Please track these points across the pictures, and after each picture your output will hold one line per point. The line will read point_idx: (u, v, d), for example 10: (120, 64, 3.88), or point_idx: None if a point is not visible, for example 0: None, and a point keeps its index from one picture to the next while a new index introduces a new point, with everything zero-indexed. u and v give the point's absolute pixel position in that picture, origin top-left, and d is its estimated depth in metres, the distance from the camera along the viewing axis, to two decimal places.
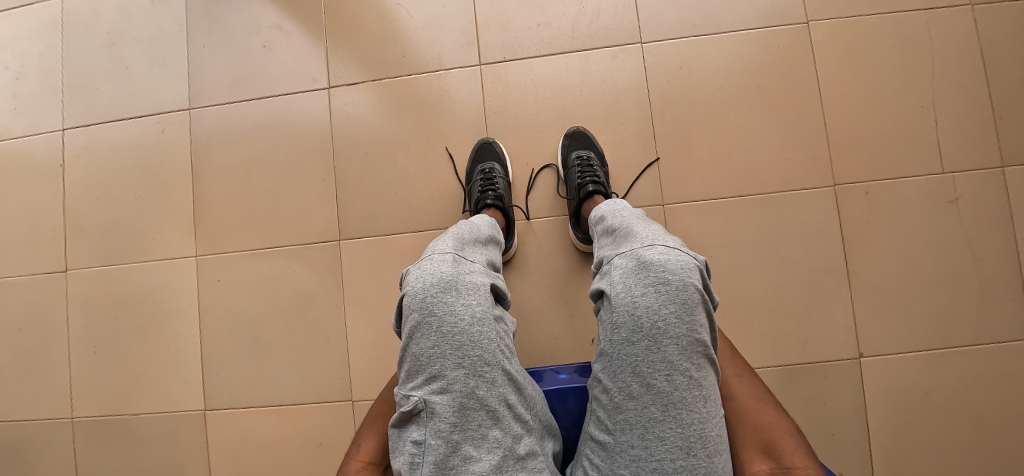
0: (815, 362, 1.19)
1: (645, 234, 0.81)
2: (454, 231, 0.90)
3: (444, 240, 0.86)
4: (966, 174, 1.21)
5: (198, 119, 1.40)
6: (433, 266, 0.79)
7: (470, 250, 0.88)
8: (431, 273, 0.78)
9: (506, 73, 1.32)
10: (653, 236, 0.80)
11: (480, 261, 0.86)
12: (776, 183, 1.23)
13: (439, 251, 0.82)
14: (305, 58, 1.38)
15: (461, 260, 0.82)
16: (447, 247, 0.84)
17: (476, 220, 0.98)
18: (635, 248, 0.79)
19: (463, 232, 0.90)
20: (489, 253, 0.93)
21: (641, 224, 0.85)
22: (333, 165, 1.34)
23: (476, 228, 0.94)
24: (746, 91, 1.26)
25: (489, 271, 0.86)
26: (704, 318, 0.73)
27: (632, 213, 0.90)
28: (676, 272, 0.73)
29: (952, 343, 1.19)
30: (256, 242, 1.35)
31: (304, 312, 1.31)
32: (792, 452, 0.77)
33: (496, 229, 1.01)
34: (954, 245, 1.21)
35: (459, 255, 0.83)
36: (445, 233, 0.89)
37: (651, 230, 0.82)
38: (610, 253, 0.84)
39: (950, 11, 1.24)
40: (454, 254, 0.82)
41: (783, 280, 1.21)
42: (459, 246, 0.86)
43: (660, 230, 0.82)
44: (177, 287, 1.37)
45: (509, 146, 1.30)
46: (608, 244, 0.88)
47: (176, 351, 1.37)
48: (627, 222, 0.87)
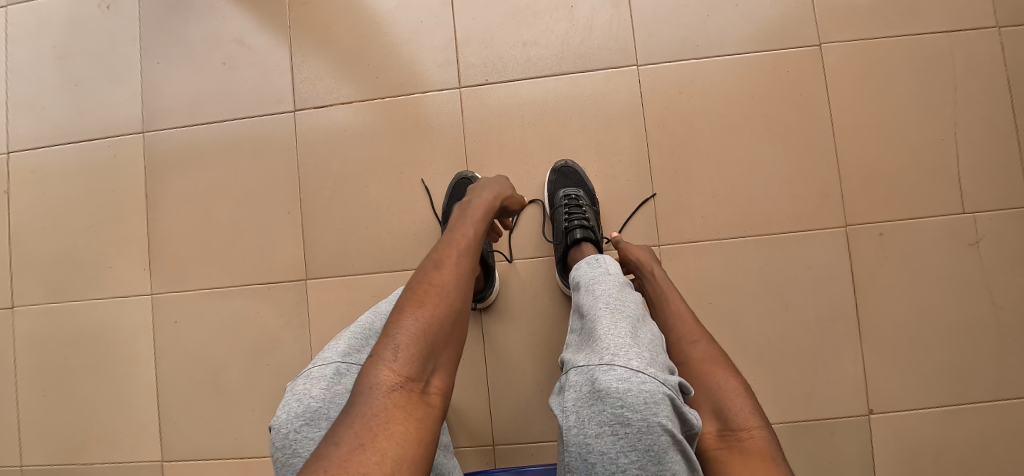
0: (821, 417, 1.09)
1: (608, 340, 0.65)
2: (358, 321, 0.80)
3: (340, 339, 0.76)
4: (989, 214, 1.11)
5: (152, 141, 1.28)
6: (309, 383, 0.69)
7: (371, 343, 0.77)
8: (302, 396, 0.68)
9: (489, 97, 1.20)
10: (615, 347, 0.64)
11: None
12: (783, 221, 1.12)
13: (322, 358, 0.73)
14: (269, 77, 1.26)
15: (346, 370, 0.71)
16: (335, 350, 0.73)
17: (401, 296, 0.88)
18: (592, 364, 0.63)
19: (367, 321, 0.79)
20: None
21: (607, 320, 0.69)
22: (299, 195, 1.23)
23: (394, 309, 0.83)
24: (752, 119, 1.14)
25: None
26: (675, 464, 0.59)
27: (602, 296, 0.74)
28: (637, 411, 0.58)
29: (970, 398, 1.09)
30: (217, 279, 1.24)
31: (268, 356, 1.21)
32: (739, 410, 0.72)
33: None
34: (974, 291, 1.11)
35: (347, 361, 0.72)
36: (348, 325, 0.79)
37: (615, 335, 0.66)
38: (570, 355, 0.69)
39: (977, 32, 1.13)
40: (336, 363, 0.71)
41: (788, 329, 1.11)
42: (354, 346, 0.75)
43: (627, 335, 0.66)
44: (131, 326, 1.26)
45: (490, 178, 1.19)
46: (572, 338, 0.73)
47: (128, 396, 1.25)
48: (593, 312, 0.71)
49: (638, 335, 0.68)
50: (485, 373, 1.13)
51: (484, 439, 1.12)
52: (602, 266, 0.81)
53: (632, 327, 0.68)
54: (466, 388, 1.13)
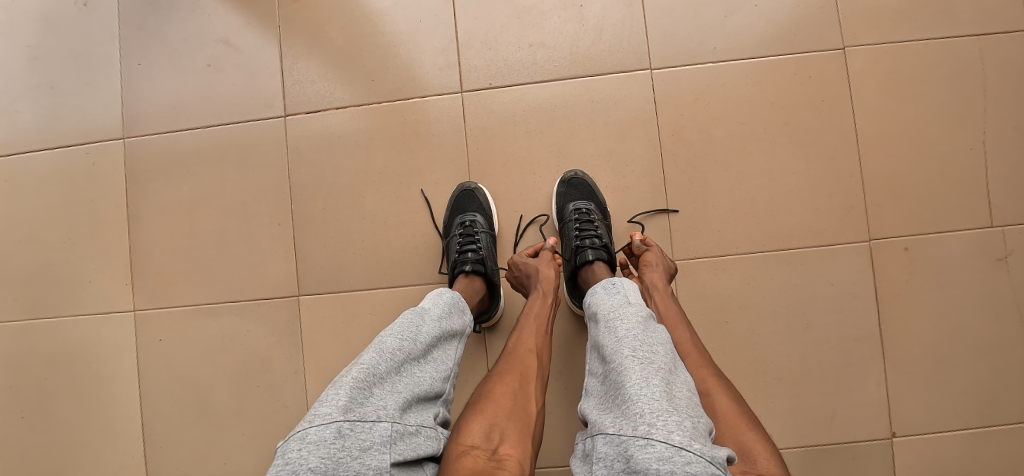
0: (843, 441, 1.04)
1: (641, 405, 0.58)
2: (362, 360, 0.66)
3: (340, 385, 0.62)
4: (1019, 227, 1.06)
5: (134, 148, 1.19)
6: (305, 452, 0.56)
7: (378, 391, 0.64)
8: (297, 469, 0.55)
9: (493, 102, 1.13)
10: (651, 415, 0.56)
11: (387, 414, 0.61)
12: (804, 235, 1.07)
13: (320, 416, 0.59)
14: (258, 79, 1.18)
15: (350, 431, 0.58)
16: (336, 406, 0.60)
17: (412, 319, 0.75)
18: (625, 436, 0.56)
19: (373, 361, 0.66)
20: (415, 378, 0.69)
21: (638, 377, 0.61)
22: (291, 206, 1.16)
23: (406, 341, 0.71)
24: (771, 127, 1.09)
25: (401, 428, 0.62)
26: None
27: (629, 344, 0.66)
28: None
29: (999, 420, 1.04)
30: (205, 294, 1.17)
31: (259, 376, 1.14)
32: (758, 451, 0.63)
33: (443, 323, 0.79)
34: (1002, 308, 1.06)
35: (351, 419, 0.59)
36: (349, 366, 0.65)
37: (650, 398, 0.58)
38: (597, 417, 0.62)
39: (1006, 36, 1.07)
40: (338, 423, 0.58)
41: (809, 349, 1.06)
42: (359, 396, 0.62)
43: (662, 398, 0.58)
44: (113, 345, 1.18)
45: (496, 189, 1.12)
46: (597, 390, 0.66)
47: (107, 420, 1.17)
48: (621, 366, 0.64)
49: (672, 395, 0.60)
50: None
51: None
52: (621, 296, 0.77)
53: (665, 385, 0.61)
54: None
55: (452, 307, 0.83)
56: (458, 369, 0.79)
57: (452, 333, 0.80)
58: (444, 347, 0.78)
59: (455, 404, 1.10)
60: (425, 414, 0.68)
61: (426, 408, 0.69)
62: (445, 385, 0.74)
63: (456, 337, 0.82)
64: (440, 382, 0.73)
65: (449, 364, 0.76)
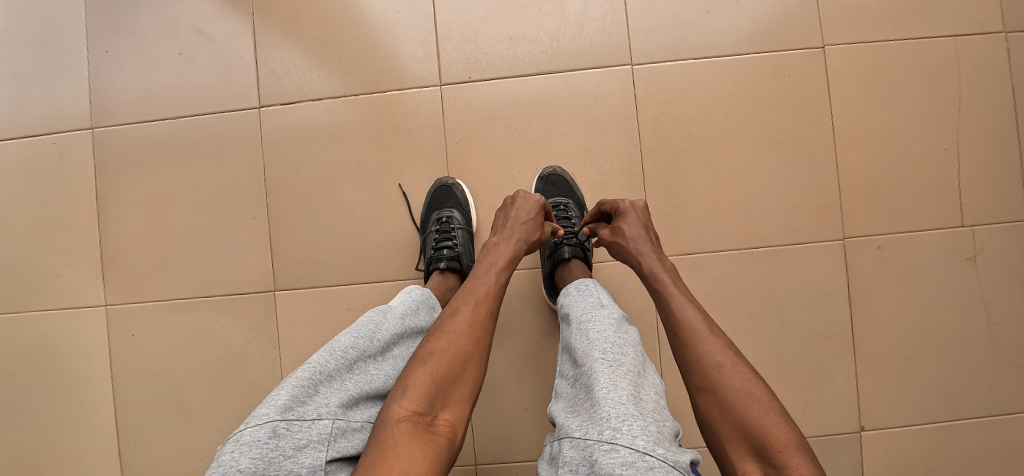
0: (812, 435, 1.06)
1: (607, 409, 0.58)
2: (312, 358, 0.66)
3: (284, 385, 0.62)
4: (987, 228, 1.08)
5: (103, 139, 1.16)
6: (239, 452, 0.57)
7: (323, 389, 0.64)
8: (228, 469, 0.56)
9: (472, 96, 1.11)
10: (617, 419, 0.57)
11: (328, 413, 0.62)
12: (780, 234, 1.08)
13: (257, 416, 0.59)
14: (231, 69, 1.15)
15: (286, 430, 0.59)
16: (274, 406, 0.60)
17: (373, 317, 0.74)
18: (591, 441, 0.56)
19: (322, 359, 0.65)
20: (369, 376, 0.69)
21: (606, 381, 0.61)
22: (266, 200, 1.14)
23: (362, 339, 0.70)
24: (750, 126, 1.09)
25: (342, 426, 0.62)
26: None
27: (599, 347, 0.66)
28: None
29: (962, 415, 1.07)
30: (178, 290, 1.15)
31: (234, 373, 1.13)
32: (785, 450, 0.61)
33: (408, 320, 0.78)
34: (969, 307, 1.08)
35: (288, 418, 0.60)
36: (298, 365, 0.64)
37: (617, 402, 0.59)
38: (565, 420, 0.62)
39: (983, 38, 1.08)
40: (274, 424, 0.59)
41: (782, 346, 1.08)
42: (301, 395, 0.62)
43: (629, 402, 0.59)
44: (84, 341, 1.15)
45: (474, 185, 1.11)
46: (567, 393, 0.67)
47: (79, 417, 1.15)
48: (590, 370, 0.64)
49: (640, 398, 0.61)
50: None
51: (464, 460, 1.06)
52: (594, 298, 0.77)
53: (633, 388, 0.61)
54: None
55: (420, 304, 0.82)
56: None
57: (417, 330, 0.79)
58: (407, 344, 0.77)
59: None
60: (373, 410, 0.67)
61: (376, 405, 0.69)
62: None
63: (421, 334, 0.80)
64: (396, 380, 0.72)
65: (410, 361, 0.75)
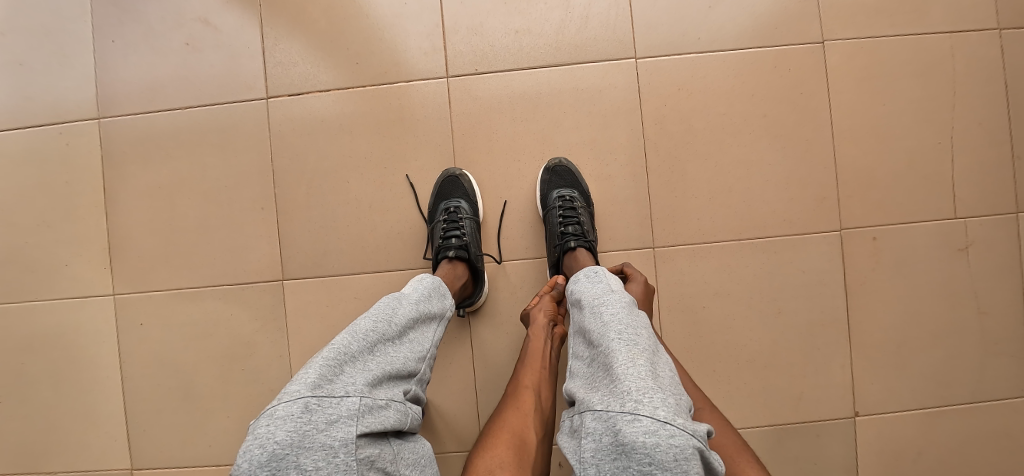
0: (808, 420, 1.10)
1: (628, 383, 0.60)
2: (334, 340, 0.67)
3: (311, 364, 0.63)
4: (979, 219, 1.11)
5: (110, 129, 1.17)
6: (272, 427, 0.57)
7: (348, 369, 0.65)
8: (264, 443, 0.56)
9: (477, 88, 1.13)
10: (638, 392, 0.59)
11: (356, 390, 0.62)
12: (779, 224, 1.11)
13: (288, 393, 0.59)
14: (238, 60, 1.16)
15: (317, 406, 0.59)
16: (304, 383, 0.60)
17: (389, 302, 0.76)
18: (613, 412, 0.59)
19: (346, 340, 0.67)
20: (390, 357, 0.70)
21: (624, 358, 0.64)
22: (273, 191, 1.15)
23: (382, 321, 0.72)
24: (751, 119, 1.11)
25: (370, 403, 0.62)
26: None
27: (616, 328, 0.69)
28: (667, 469, 0.54)
29: (952, 401, 1.11)
30: (186, 279, 1.16)
31: (242, 361, 1.14)
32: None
33: (422, 305, 0.80)
34: (960, 296, 1.12)
35: (318, 395, 0.60)
36: (322, 346, 0.65)
37: (636, 377, 0.61)
38: (585, 396, 0.64)
39: (977, 34, 1.11)
40: (305, 399, 0.59)
41: (780, 334, 1.11)
42: (329, 374, 0.62)
43: (648, 376, 0.61)
44: (92, 329, 1.16)
45: (480, 176, 1.13)
46: (583, 373, 0.69)
47: (89, 404, 1.16)
48: (608, 348, 0.66)
49: (657, 374, 0.63)
50: (474, 378, 1.10)
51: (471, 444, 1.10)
52: (604, 283, 0.79)
53: (650, 364, 0.64)
54: (454, 393, 1.10)
55: (432, 291, 0.84)
56: (436, 350, 0.79)
57: (430, 315, 0.81)
58: (421, 329, 0.79)
59: (437, 390, 1.11)
60: (396, 390, 0.68)
61: (398, 385, 0.69)
62: (420, 364, 0.74)
63: (435, 319, 0.82)
64: (414, 362, 0.73)
65: (425, 345, 0.77)
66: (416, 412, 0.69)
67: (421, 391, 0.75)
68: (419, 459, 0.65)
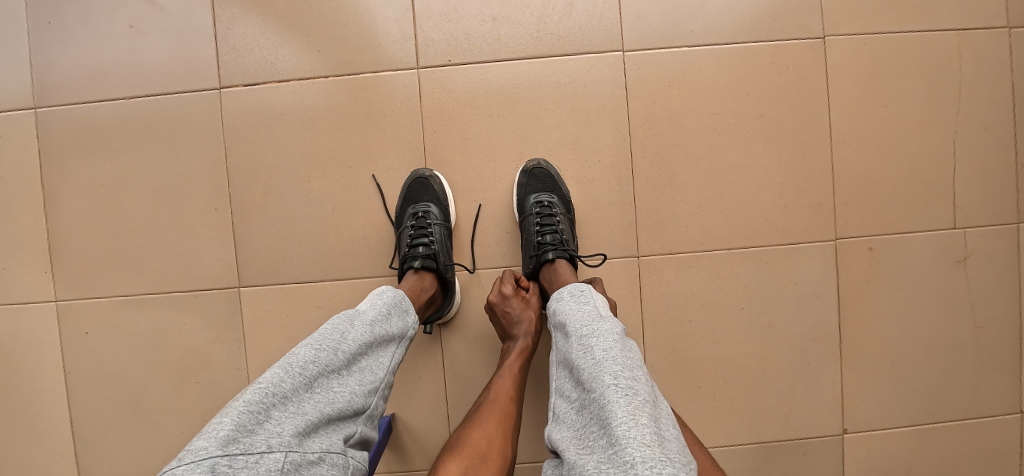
0: (796, 438, 1.05)
1: (631, 452, 0.53)
2: (264, 377, 0.59)
3: (229, 411, 0.55)
4: (980, 230, 1.05)
5: (47, 119, 1.06)
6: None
7: (276, 414, 0.57)
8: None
9: (451, 81, 1.04)
10: (643, 465, 0.52)
11: (281, 444, 0.55)
12: (771, 233, 1.04)
13: (194, 451, 0.52)
14: (188, 45, 1.05)
15: (228, 468, 0.52)
16: (215, 438, 0.52)
17: (337, 326, 0.68)
18: None
19: (276, 379, 0.59)
20: (331, 395, 0.63)
21: (624, 415, 0.57)
22: (228, 190, 1.06)
23: (324, 352, 0.64)
24: (745, 119, 1.04)
25: (297, 459, 0.55)
26: None
27: (610, 371, 0.61)
28: None
29: (944, 418, 1.07)
30: (135, 285, 1.07)
31: (197, 373, 1.06)
32: None
33: (378, 326, 0.73)
34: (957, 309, 1.07)
35: (231, 453, 0.52)
36: (246, 386, 0.58)
37: (640, 445, 0.54)
38: (578, 457, 0.58)
39: (987, 32, 1.04)
40: (213, 460, 0.51)
41: (769, 348, 1.05)
42: (249, 423, 0.55)
43: (653, 443, 0.54)
44: (33, 339, 1.07)
45: (454, 177, 1.05)
46: (574, 421, 0.62)
47: (30, 419, 1.08)
48: (604, 399, 0.59)
49: (662, 436, 0.56)
50: (445, 393, 1.04)
51: None
52: (594, 307, 0.72)
53: (654, 424, 0.57)
54: (424, 409, 1.04)
55: (392, 308, 0.77)
56: (392, 377, 0.72)
57: (388, 337, 0.74)
58: (376, 354, 0.71)
59: (406, 405, 1.04)
60: (335, 436, 0.60)
61: (340, 428, 0.62)
62: (369, 398, 0.67)
63: (394, 341, 0.75)
64: (362, 397, 0.66)
65: (379, 373, 0.69)
66: (358, 461, 0.62)
67: (371, 427, 0.68)
68: None
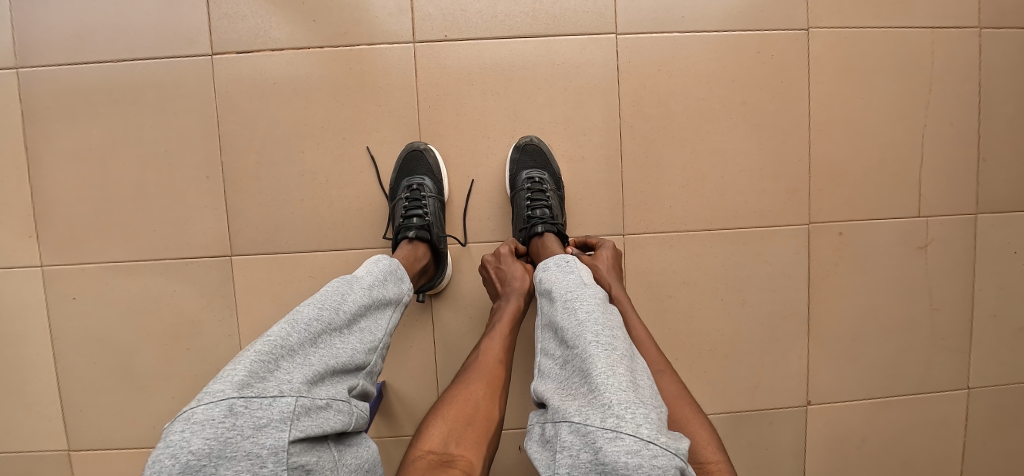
0: (763, 408, 1.12)
1: (609, 396, 0.58)
2: (271, 331, 0.62)
3: (241, 359, 0.58)
4: (940, 219, 1.12)
5: (30, 81, 1.04)
6: (189, 433, 0.52)
7: (285, 364, 0.60)
8: (178, 452, 0.51)
9: (446, 56, 1.05)
10: (620, 406, 0.57)
11: (291, 389, 0.58)
12: (750, 216, 1.09)
13: (211, 394, 0.55)
14: (177, 10, 1.03)
15: (244, 408, 0.55)
16: (230, 382, 0.55)
17: (338, 288, 0.71)
18: (593, 427, 0.57)
19: (283, 332, 0.62)
20: (335, 350, 0.65)
21: (604, 365, 0.61)
22: (219, 158, 1.05)
23: (327, 310, 0.67)
24: (730, 106, 1.08)
25: (307, 403, 0.58)
26: None
27: (591, 329, 0.66)
28: None
29: (898, 392, 1.15)
30: (123, 251, 1.07)
31: (187, 340, 1.07)
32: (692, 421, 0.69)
33: (376, 290, 0.75)
34: (915, 292, 1.14)
35: (247, 395, 0.55)
36: (256, 338, 0.60)
37: (618, 390, 0.59)
38: (560, 403, 0.62)
39: (959, 31, 1.09)
40: (230, 401, 0.54)
41: (743, 325, 1.11)
42: (261, 371, 0.58)
43: (629, 388, 0.59)
44: (18, 303, 1.07)
45: (447, 152, 1.06)
46: (557, 375, 0.66)
47: (17, 382, 1.08)
48: (585, 353, 0.63)
49: (637, 384, 0.62)
50: (434, 362, 1.07)
51: None
52: (575, 274, 0.76)
53: (630, 374, 0.62)
54: (413, 376, 1.07)
55: (388, 274, 0.79)
56: (391, 339, 0.75)
57: (385, 301, 0.76)
58: (374, 316, 0.74)
59: (395, 373, 1.07)
60: (339, 387, 0.64)
61: (343, 381, 0.65)
62: (370, 356, 0.70)
63: (391, 305, 0.78)
64: (364, 354, 0.69)
65: (378, 334, 0.72)
66: (362, 409, 0.65)
67: (371, 384, 0.71)
68: (361, 464, 0.62)
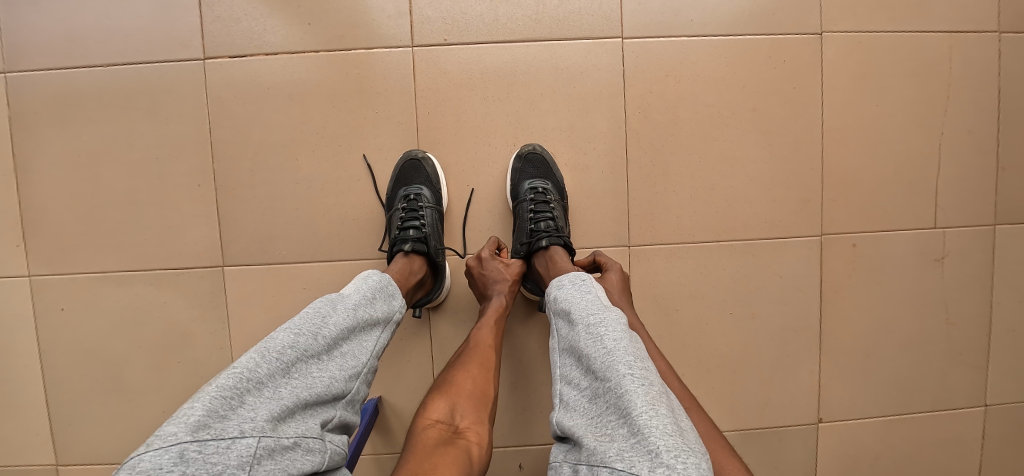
0: (772, 425, 1.08)
1: (655, 441, 0.54)
2: (238, 363, 0.58)
3: (200, 396, 0.54)
4: (958, 230, 1.08)
5: (18, 85, 1.01)
6: None
7: (250, 399, 0.56)
8: None
9: (446, 60, 1.01)
10: (669, 454, 0.53)
11: (253, 429, 0.54)
12: (760, 226, 1.06)
13: (162, 437, 0.51)
14: (169, 13, 1.00)
15: (198, 453, 0.51)
16: (184, 424, 0.52)
17: (318, 310, 0.67)
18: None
19: (251, 364, 0.58)
20: (310, 380, 0.62)
21: (644, 405, 0.57)
22: (212, 165, 1.02)
23: (303, 337, 0.63)
24: (740, 112, 1.04)
25: (271, 444, 0.54)
26: None
27: (624, 361, 0.62)
28: None
29: (912, 409, 1.11)
30: (112, 261, 1.03)
31: (179, 352, 1.04)
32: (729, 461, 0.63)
33: (360, 311, 0.71)
34: (931, 306, 1.10)
35: (202, 438, 0.51)
36: (220, 370, 0.57)
37: (663, 434, 0.55)
38: (597, 444, 0.58)
39: (978, 36, 1.05)
40: (182, 446, 0.50)
41: (752, 339, 1.07)
42: (221, 409, 0.54)
43: (675, 433, 0.55)
44: (6, 313, 1.04)
45: (446, 161, 1.03)
46: (589, 411, 0.62)
47: (5, 395, 1.05)
48: (622, 389, 0.59)
49: (681, 427, 0.58)
50: (432, 377, 1.04)
51: None
52: (596, 297, 0.72)
53: (673, 416, 0.58)
54: (411, 392, 1.04)
55: (375, 293, 0.75)
56: (375, 363, 0.71)
57: (370, 322, 0.73)
58: (358, 340, 0.70)
59: (392, 388, 1.04)
60: (312, 421, 0.60)
61: (317, 413, 0.61)
62: (350, 384, 0.66)
63: (378, 325, 0.74)
64: (342, 382, 0.65)
65: (360, 359, 0.68)
66: (337, 444, 0.61)
67: (352, 412, 0.67)
68: None
